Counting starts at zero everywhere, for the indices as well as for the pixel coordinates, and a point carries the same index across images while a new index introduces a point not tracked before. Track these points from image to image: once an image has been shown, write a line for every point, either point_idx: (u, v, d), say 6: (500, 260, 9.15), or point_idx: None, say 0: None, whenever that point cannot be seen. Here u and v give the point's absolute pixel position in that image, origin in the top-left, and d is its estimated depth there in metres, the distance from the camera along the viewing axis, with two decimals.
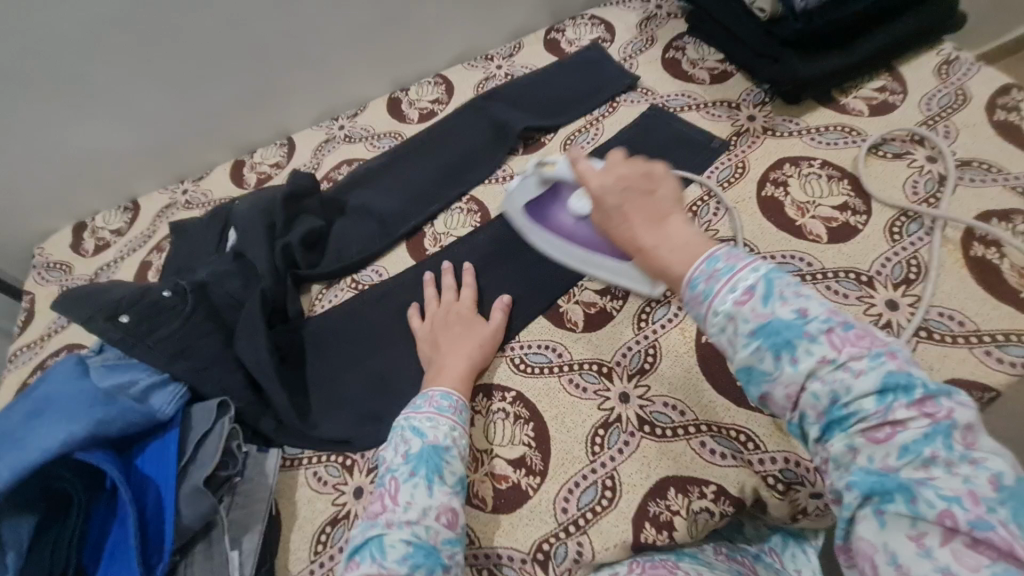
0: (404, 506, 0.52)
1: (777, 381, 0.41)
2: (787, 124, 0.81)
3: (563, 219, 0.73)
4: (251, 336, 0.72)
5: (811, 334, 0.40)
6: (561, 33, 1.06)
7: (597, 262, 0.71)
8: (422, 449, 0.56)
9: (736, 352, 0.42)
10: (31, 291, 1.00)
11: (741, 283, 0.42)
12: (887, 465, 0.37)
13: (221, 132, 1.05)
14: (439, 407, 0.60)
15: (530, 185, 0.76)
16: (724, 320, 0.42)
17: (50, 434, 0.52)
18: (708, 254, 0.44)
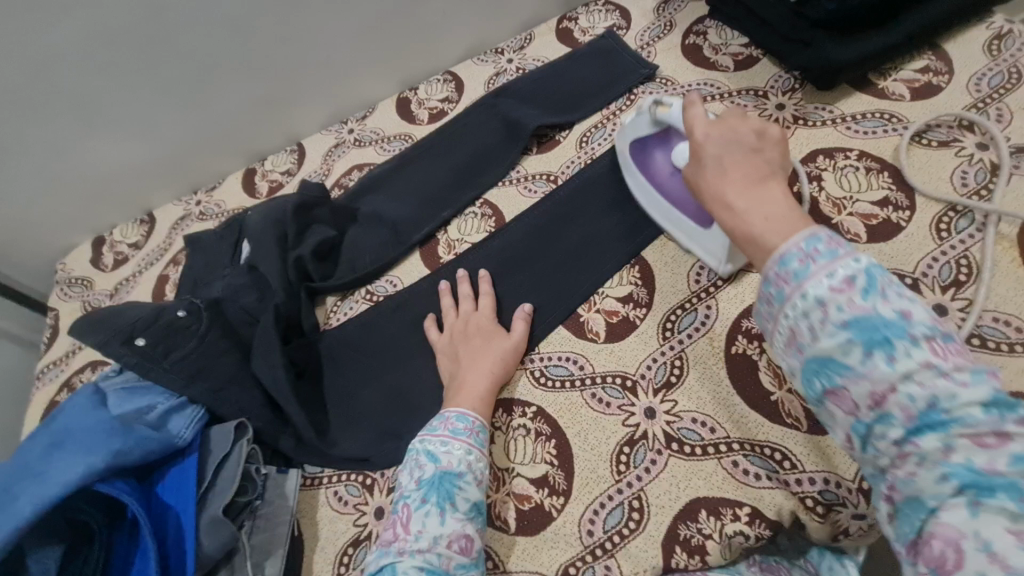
0: (416, 534, 0.51)
1: (864, 376, 0.37)
2: (819, 112, 0.76)
3: (664, 166, 0.70)
4: (266, 353, 0.71)
5: (913, 335, 0.36)
6: (574, 21, 1.01)
7: (677, 221, 0.69)
8: (434, 474, 0.55)
9: (818, 342, 0.38)
10: (55, 308, 1.01)
11: (843, 271, 0.39)
12: (993, 466, 0.32)
13: (231, 140, 1.03)
14: (454, 430, 0.58)
15: (644, 122, 0.70)
16: (815, 306, 0.39)
17: (69, 468, 0.51)
18: (808, 234, 0.41)
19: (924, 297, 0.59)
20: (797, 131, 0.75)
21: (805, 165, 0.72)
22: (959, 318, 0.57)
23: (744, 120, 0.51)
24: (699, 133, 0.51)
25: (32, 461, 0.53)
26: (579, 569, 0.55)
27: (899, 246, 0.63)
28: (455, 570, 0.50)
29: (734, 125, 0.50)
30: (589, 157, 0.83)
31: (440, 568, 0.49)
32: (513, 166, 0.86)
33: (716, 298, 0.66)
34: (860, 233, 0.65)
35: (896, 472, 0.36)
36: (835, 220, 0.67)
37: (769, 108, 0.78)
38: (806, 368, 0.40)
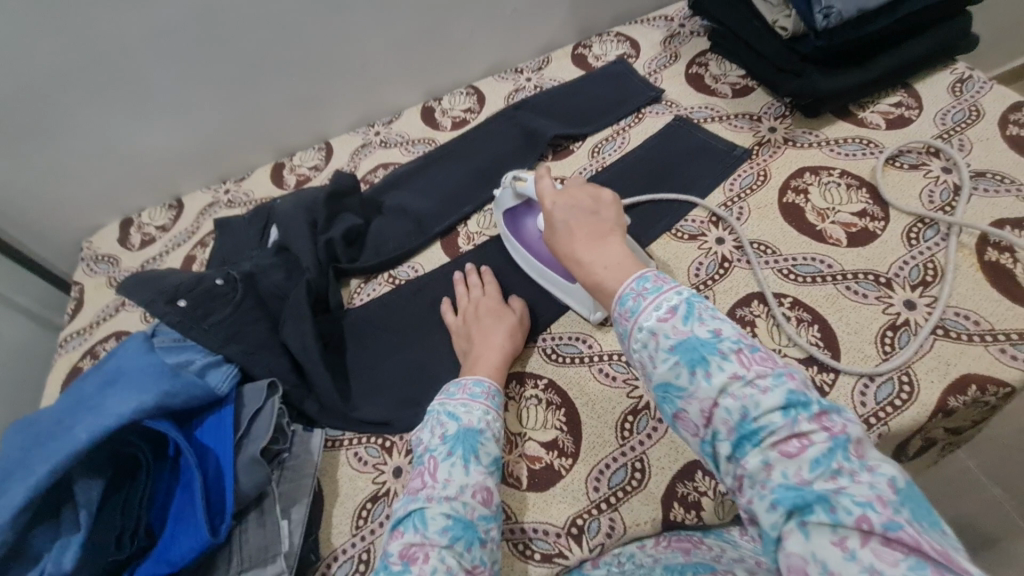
0: (443, 482, 0.55)
1: (694, 396, 0.44)
2: (806, 136, 0.85)
3: (531, 230, 0.77)
4: (297, 322, 0.76)
5: (724, 352, 0.44)
6: (588, 48, 1.12)
7: (549, 277, 0.76)
8: (458, 431, 0.59)
9: (657, 367, 0.46)
10: (80, 282, 1.05)
11: (665, 303, 0.47)
12: (802, 477, 0.39)
13: (263, 136, 1.10)
14: (472, 394, 0.63)
15: (509, 196, 0.78)
16: (649, 336, 0.47)
17: (123, 402, 0.56)
18: (638, 275, 0.50)
19: (896, 294, 0.67)
20: (787, 151, 0.84)
21: (793, 180, 0.81)
22: (926, 312, 0.65)
23: (581, 189, 0.61)
24: None
25: (88, 397, 0.58)
26: (586, 520, 0.60)
27: (875, 250, 0.71)
28: (478, 518, 0.54)
29: (574, 194, 0.60)
30: (600, 165, 0.92)
31: (466, 515, 0.53)
32: (530, 171, 0.94)
33: (713, 290, 0.73)
34: (841, 238, 0.73)
35: (740, 493, 0.42)
36: (819, 226, 0.75)
37: (763, 131, 0.88)
38: (655, 393, 0.46)
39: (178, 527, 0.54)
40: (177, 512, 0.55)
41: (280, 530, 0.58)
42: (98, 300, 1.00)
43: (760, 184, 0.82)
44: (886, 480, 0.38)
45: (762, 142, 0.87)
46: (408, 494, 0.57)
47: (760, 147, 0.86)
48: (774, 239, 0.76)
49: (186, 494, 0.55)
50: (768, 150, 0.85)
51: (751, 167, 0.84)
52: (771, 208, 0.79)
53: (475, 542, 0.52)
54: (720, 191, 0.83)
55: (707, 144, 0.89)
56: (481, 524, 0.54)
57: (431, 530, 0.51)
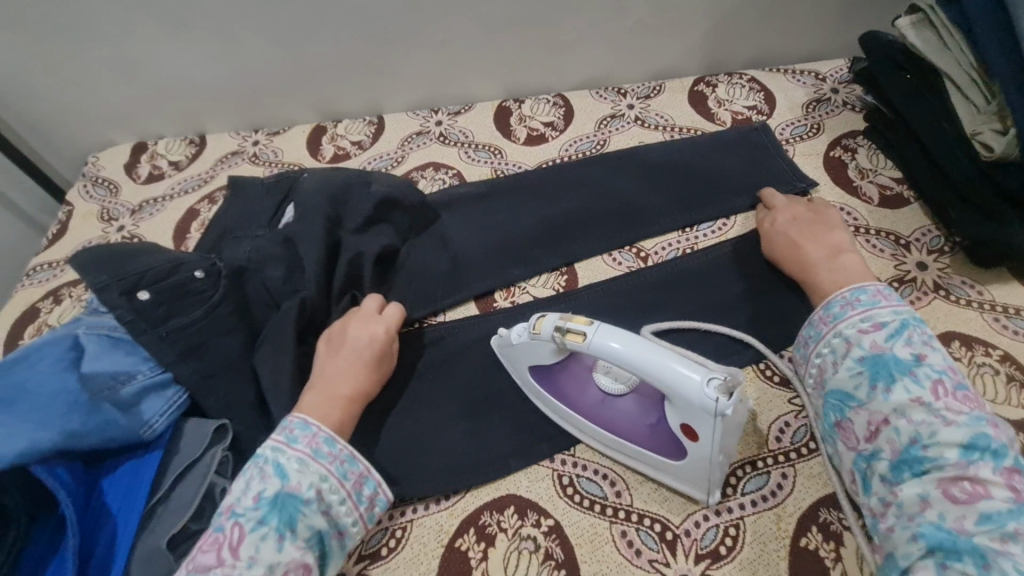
0: (247, 561, 0.45)
1: (866, 408, 0.50)
2: (966, 289, 0.66)
3: (592, 397, 0.56)
4: (275, 352, 0.62)
5: (918, 374, 0.49)
6: (711, 88, 0.93)
7: (632, 453, 0.55)
8: (279, 494, 0.48)
9: (839, 373, 0.53)
10: (70, 204, 0.92)
11: (874, 317, 0.54)
12: (962, 525, 0.42)
13: (311, 92, 0.95)
14: (316, 451, 0.51)
15: (545, 350, 0.55)
16: (843, 343, 0.54)
17: (10, 438, 0.42)
18: (858, 287, 0.57)
19: None
20: (934, 301, 0.65)
21: None
22: None
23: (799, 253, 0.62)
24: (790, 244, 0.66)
25: None
26: None
27: None
28: None
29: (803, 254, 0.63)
30: (689, 246, 0.74)
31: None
32: (606, 226, 0.76)
33: (795, 468, 0.55)
34: None
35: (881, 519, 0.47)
36: None
37: (908, 263, 0.69)
38: (829, 401, 0.53)
39: None
40: None
41: None
42: (82, 232, 0.88)
43: None
44: None
45: (904, 278, 0.68)
46: (197, 566, 0.46)
47: (900, 285, 0.67)
48: None
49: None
50: (910, 291, 0.66)
51: None
52: None
53: None
54: None
55: None
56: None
57: None
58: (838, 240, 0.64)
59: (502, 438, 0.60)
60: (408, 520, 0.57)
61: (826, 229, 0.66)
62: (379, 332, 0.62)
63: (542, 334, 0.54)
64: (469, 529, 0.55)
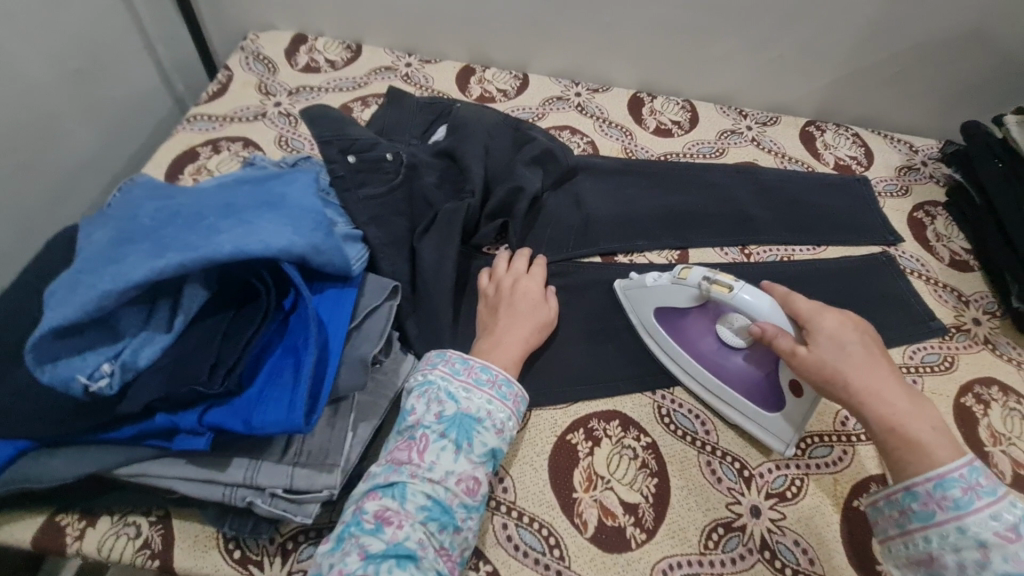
0: (430, 463, 0.53)
1: (915, 544, 0.50)
2: (1010, 348, 0.77)
3: (709, 346, 0.66)
4: (441, 240, 0.71)
5: (977, 537, 0.47)
6: (820, 132, 1.04)
7: (730, 400, 0.65)
8: (455, 414, 0.55)
9: (900, 518, 0.52)
10: (230, 70, 0.98)
11: (965, 500, 0.49)
12: None
13: (472, 34, 1.03)
14: (476, 379, 0.58)
15: (685, 295, 0.65)
16: (963, 533, 0.48)
17: (279, 231, 0.50)
18: (959, 460, 0.50)
19: None
20: (982, 352, 0.77)
21: (978, 385, 0.73)
22: None
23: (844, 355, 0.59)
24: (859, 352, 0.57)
25: (244, 207, 0.52)
26: None
27: None
28: (457, 506, 0.52)
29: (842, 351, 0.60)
30: (786, 255, 0.85)
31: (444, 501, 0.52)
32: (715, 223, 0.87)
33: (855, 448, 0.66)
34: (1006, 472, 0.66)
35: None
36: (988, 448, 0.68)
37: (965, 317, 0.80)
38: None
39: (268, 390, 0.47)
40: (271, 371, 0.49)
41: (345, 441, 0.52)
42: (241, 97, 0.94)
43: (943, 369, 0.74)
44: None
45: (961, 327, 0.79)
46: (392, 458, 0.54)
47: (956, 332, 0.78)
48: None
49: (287, 359, 0.49)
50: (964, 339, 0.78)
51: (939, 346, 0.77)
52: (945, 399, 0.72)
53: (449, 527, 0.51)
54: (897, 352, 0.76)
55: (906, 299, 0.81)
56: (459, 513, 0.52)
57: (409, 505, 0.50)
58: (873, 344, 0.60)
59: (614, 365, 0.70)
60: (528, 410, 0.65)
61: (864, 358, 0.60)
62: (535, 292, 0.70)
63: (690, 280, 0.64)
64: (578, 428, 0.64)
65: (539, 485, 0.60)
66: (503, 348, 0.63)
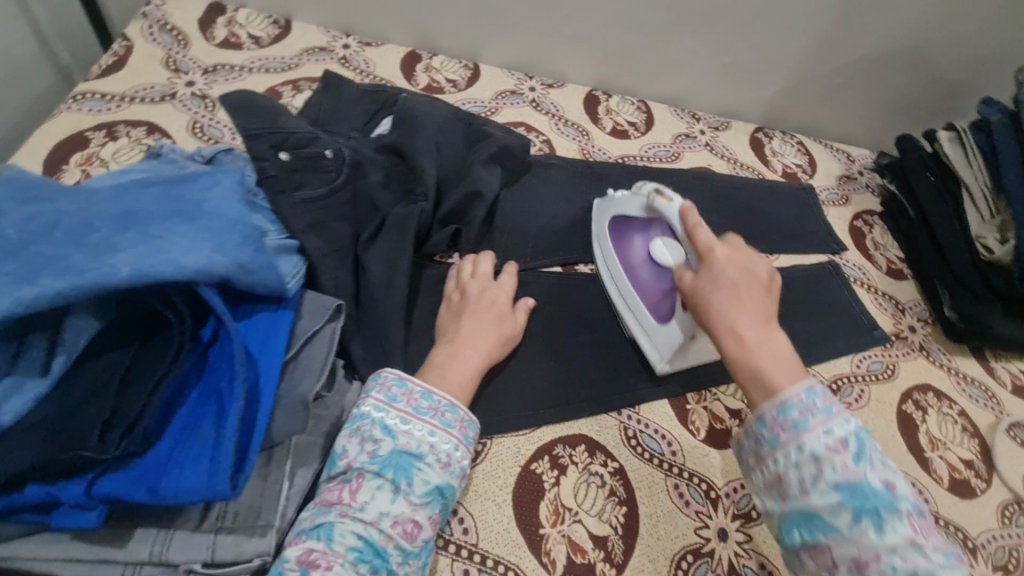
0: (362, 504, 0.45)
1: (845, 539, 0.43)
2: (940, 354, 0.82)
3: (638, 250, 0.69)
4: (390, 249, 0.63)
5: (899, 510, 0.44)
6: (768, 139, 1.06)
7: (632, 304, 0.69)
8: (392, 452, 0.48)
9: (801, 494, 0.46)
10: (129, 40, 0.83)
11: (836, 430, 0.46)
12: None
13: (421, 18, 0.94)
14: (416, 409, 0.51)
15: (638, 203, 0.69)
16: (810, 460, 0.46)
17: (193, 248, 0.41)
18: (806, 385, 0.49)
19: (977, 565, 0.63)
20: (919, 359, 0.81)
21: (916, 392, 0.77)
22: None
23: (736, 255, 0.57)
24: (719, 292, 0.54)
25: (148, 215, 0.41)
26: None
27: (970, 508, 0.68)
28: (392, 549, 0.45)
29: (720, 267, 0.56)
30: None
31: (378, 542, 0.45)
32: None
33: None
34: (943, 477, 0.69)
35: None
36: (927, 454, 0.71)
37: (903, 325, 0.84)
38: (792, 516, 0.46)
39: (182, 446, 0.38)
40: (185, 423, 0.40)
41: (281, 494, 0.45)
42: (144, 74, 0.80)
43: (886, 377, 0.77)
44: None
45: (899, 335, 0.82)
46: (322, 500, 0.47)
47: (896, 340, 0.82)
48: (882, 441, 0.71)
49: (206, 405, 0.40)
50: (903, 347, 0.81)
51: (882, 354, 0.80)
52: (889, 407, 0.74)
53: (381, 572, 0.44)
54: (845, 362, 0.78)
55: (851, 308, 0.83)
56: (394, 557, 0.45)
57: (338, 546, 0.43)
58: (760, 275, 0.56)
59: (579, 384, 0.66)
60: (489, 438, 0.60)
61: (752, 287, 0.55)
62: (503, 303, 0.65)
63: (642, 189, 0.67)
64: (543, 456, 0.60)
65: (503, 523, 0.55)
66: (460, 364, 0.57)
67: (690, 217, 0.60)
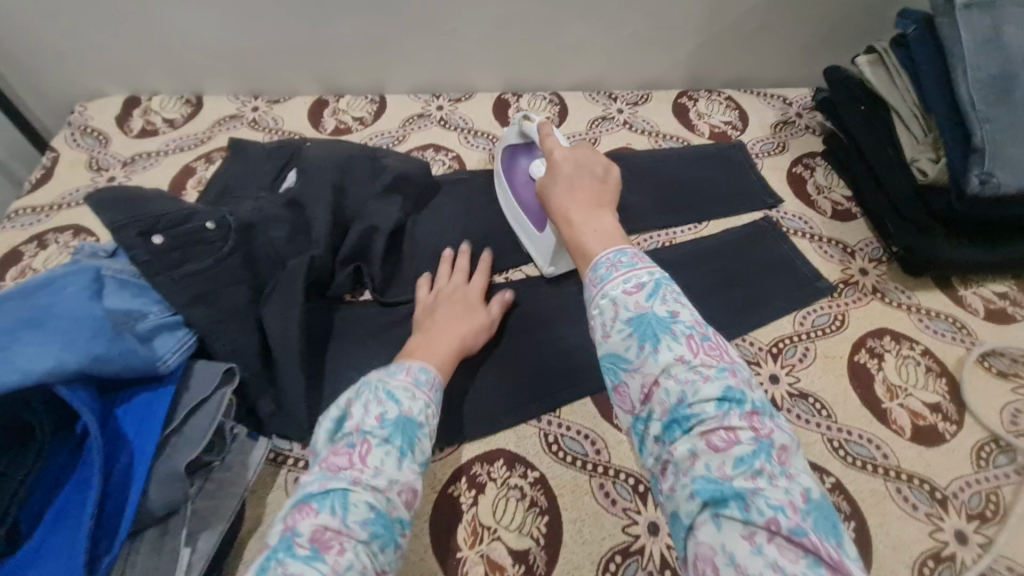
0: (374, 469, 0.45)
1: (636, 370, 0.41)
2: (897, 293, 0.76)
3: (522, 172, 0.77)
4: (286, 303, 0.65)
5: (681, 335, 0.41)
6: (693, 102, 1.02)
7: (520, 220, 0.78)
8: (398, 417, 0.49)
9: (604, 339, 0.44)
10: (56, 150, 0.90)
11: (635, 277, 0.45)
12: (722, 472, 0.36)
13: (318, 65, 0.96)
14: (416, 380, 0.54)
15: (514, 131, 0.77)
16: (609, 303, 0.44)
17: (39, 354, 0.44)
18: (617, 249, 0.48)
19: (948, 518, 0.58)
20: (872, 302, 0.75)
21: (870, 338, 0.72)
22: (976, 552, 0.56)
23: (587, 154, 0.61)
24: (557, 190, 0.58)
25: (0, 329, 0.45)
26: None
27: (939, 456, 0.63)
28: (398, 518, 0.45)
29: (568, 166, 0.60)
30: (667, 240, 0.82)
31: (387, 512, 0.44)
32: None
33: None
34: (905, 427, 0.64)
35: (662, 472, 0.40)
36: (885, 405, 0.66)
37: (853, 269, 0.79)
38: (601, 362, 0.44)
39: (53, 536, 0.42)
40: (57, 515, 0.43)
41: (178, 562, 0.48)
42: (70, 179, 0.86)
43: (835, 329, 0.73)
44: (800, 488, 0.36)
45: (849, 281, 0.77)
46: (325, 468, 0.46)
47: (845, 286, 0.77)
48: (832, 399, 0.67)
49: (75, 495, 0.44)
50: (853, 293, 0.76)
51: (829, 305, 0.75)
52: (839, 361, 0.70)
53: (389, 546, 0.43)
54: (787, 321, 0.74)
55: (791, 263, 0.79)
56: (400, 527, 0.45)
57: (352, 519, 0.42)
58: (600, 169, 0.60)
59: (495, 398, 0.66)
60: None
61: (589, 179, 0.58)
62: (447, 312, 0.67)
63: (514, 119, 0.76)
64: (460, 478, 0.60)
65: (420, 553, 0.55)
66: (437, 348, 0.61)
67: (541, 131, 0.66)
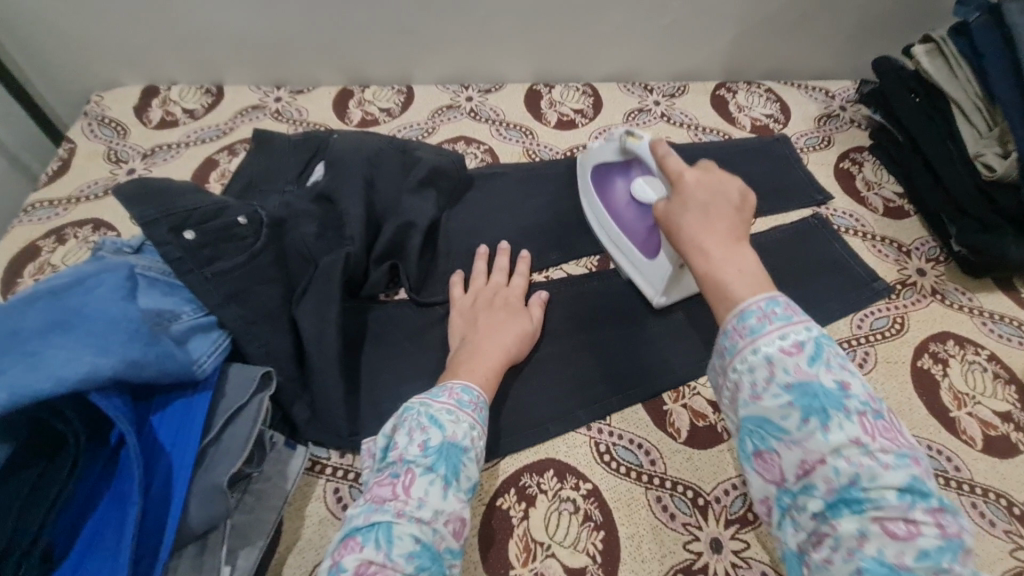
0: (418, 501, 0.43)
1: (796, 441, 0.40)
2: (957, 294, 0.73)
3: (621, 193, 0.71)
4: (320, 303, 0.61)
5: (849, 409, 0.39)
6: (731, 93, 0.97)
7: (623, 246, 0.72)
8: (443, 444, 0.47)
9: (758, 400, 0.42)
10: (73, 142, 0.86)
11: (791, 334, 0.42)
12: (901, 562, 0.35)
13: (343, 54, 0.92)
14: (459, 402, 0.51)
15: (611, 148, 0.70)
16: (762, 362, 0.42)
17: (72, 360, 0.40)
18: (767, 296, 0.45)
19: None
20: (932, 304, 0.72)
21: (933, 343, 0.68)
22: None
23: (722, 178, 0.53)
24: (689, 217, 0.52)
25: (29, 331, 0.41)
26: None
27: (1013, 468, 0.59)
28: (446, 551, 0.43)
29: (695, 191, 0.53)
30: None
31: (433, 545, 0.42)
32: None
33: None
34: (976, 438, 0.61)
35: (812, 549, 0.38)
36: (953, 413, 0.63)
37: (909, 269, 0.75)
38: (745, 423, 0.43)
39: (90, 555, 0.40)
40: (93, 531, 0.41)
41: None
42: (88, 171, 0.83)
43: (895, 332, 0.69)
44: None
45: (906, 282, 0.74)
46: (372, 498, 0.45)
47: (903, 288, 0.73)
48: (896, 407, 0.63)
49: (113, 510, 0.41)
50: (912, 294, 0.72)
51: (887, 308, 0.71)
52: (902, 367, 0.66)
53: None
54: (844, 325, 0.70)
55: (845, 262, 0.75)
56: (447, 559, 0.43)
57: (396, 553, 0.41)
58: (737, 194, 0.52)
59: (541, 404, 0.62)
60: None
61: (725, 205, 0.51)
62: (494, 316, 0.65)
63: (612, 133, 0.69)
64: (509, 489, 0.57)
65: (471, 570, 0.52)
66: (480, 362, 0.57)
67: (657, 147, 0.58)
